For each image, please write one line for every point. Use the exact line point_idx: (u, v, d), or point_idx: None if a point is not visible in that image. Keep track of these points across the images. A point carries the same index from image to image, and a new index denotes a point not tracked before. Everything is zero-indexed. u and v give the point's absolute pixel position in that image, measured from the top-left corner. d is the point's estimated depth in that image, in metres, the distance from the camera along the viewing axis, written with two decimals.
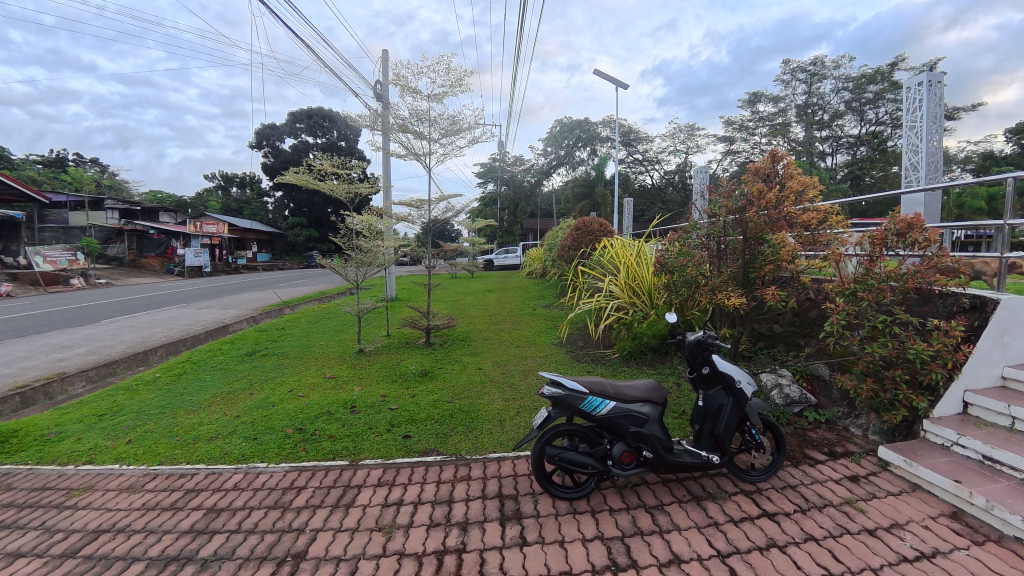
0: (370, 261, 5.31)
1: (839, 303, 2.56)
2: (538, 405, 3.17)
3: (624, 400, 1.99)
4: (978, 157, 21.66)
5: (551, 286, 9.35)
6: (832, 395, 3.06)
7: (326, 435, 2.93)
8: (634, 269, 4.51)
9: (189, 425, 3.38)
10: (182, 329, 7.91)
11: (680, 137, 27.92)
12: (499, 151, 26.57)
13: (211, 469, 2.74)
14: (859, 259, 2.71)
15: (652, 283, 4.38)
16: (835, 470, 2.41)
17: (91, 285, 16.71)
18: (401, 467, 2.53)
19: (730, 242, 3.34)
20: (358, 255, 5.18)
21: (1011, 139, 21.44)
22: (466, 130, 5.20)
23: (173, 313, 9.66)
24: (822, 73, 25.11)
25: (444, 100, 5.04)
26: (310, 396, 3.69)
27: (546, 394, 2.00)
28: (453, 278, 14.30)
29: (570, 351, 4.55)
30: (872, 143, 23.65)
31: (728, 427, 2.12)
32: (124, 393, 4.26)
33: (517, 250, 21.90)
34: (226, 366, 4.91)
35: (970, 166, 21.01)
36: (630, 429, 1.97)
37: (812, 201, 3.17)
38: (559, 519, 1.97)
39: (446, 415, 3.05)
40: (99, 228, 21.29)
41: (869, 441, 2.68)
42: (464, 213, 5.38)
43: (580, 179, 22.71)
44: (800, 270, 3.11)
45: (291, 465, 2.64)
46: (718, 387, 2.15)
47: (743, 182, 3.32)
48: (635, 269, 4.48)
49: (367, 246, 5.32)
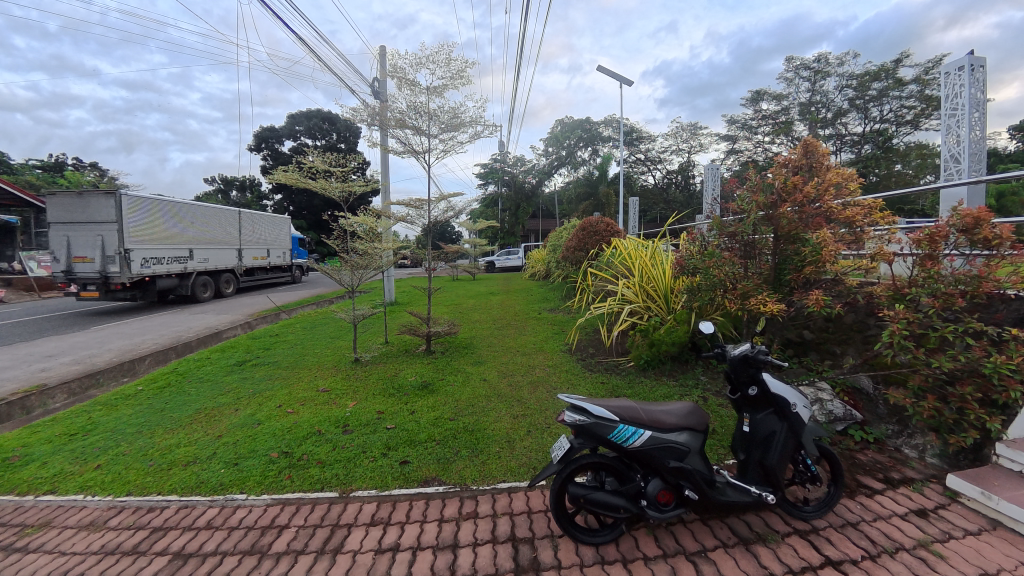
0: (365, 264, 4.99)
1: (898, 309, 2.23)
2: (550, 424, 2.85)
3: (660, 429, 1.67)
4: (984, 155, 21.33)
5: (556, 288, 9.03)
6: (878, 411, 2.74)
7: (314, 461, 2.61)
8: (649, 271, 4.20)
9: (166, 447, 3.07)
10: (173, 337, 7.61)
11: (683, 136, 27.64)
12: (500, 152, 26.31)
13: (183, 502, 2.42)
14: (915, 259, 2.39)
15: (669, 286, 4.08)
16: (898, 502, 2.09)
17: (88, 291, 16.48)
18: (397, 500, 2.21)
19: (759, 241, 3.03)
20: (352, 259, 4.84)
21: (1017, 136, 21.12)
22: (467, 125, 4.89)
23: (168, 318, 9.39)
24: (826, 71, 24.81)
25: (444, 92, 4.73)
26: (299, 413, 3.37)
27: (568, 422, 1.69)
28: (455, 281, 13.99)
29: (581, 359, 4.23)
30: (878, 141, 23.32)
31: (781, 458, 1.80)
32: (100, 409, 3.94)
33: (518, 253, 21.58)
34: (214, 378, 4.59)
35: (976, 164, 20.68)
36: (669, 464, 1.66)
37: (853, 195, 2.86)
38: (585, 571, 1.65)
39: (449, 436, 2.73)
40: None
41: (927, 465, 2.36)
42: (466, 212, 5.05)
43: (581, 179, 22.38)
44: (841, 271, 2.80)
45: (273, 498, 2.33)
46: (768, 410, 1.84)
47: (775, 175, 3.00)
48: (650, 271, 4.17)
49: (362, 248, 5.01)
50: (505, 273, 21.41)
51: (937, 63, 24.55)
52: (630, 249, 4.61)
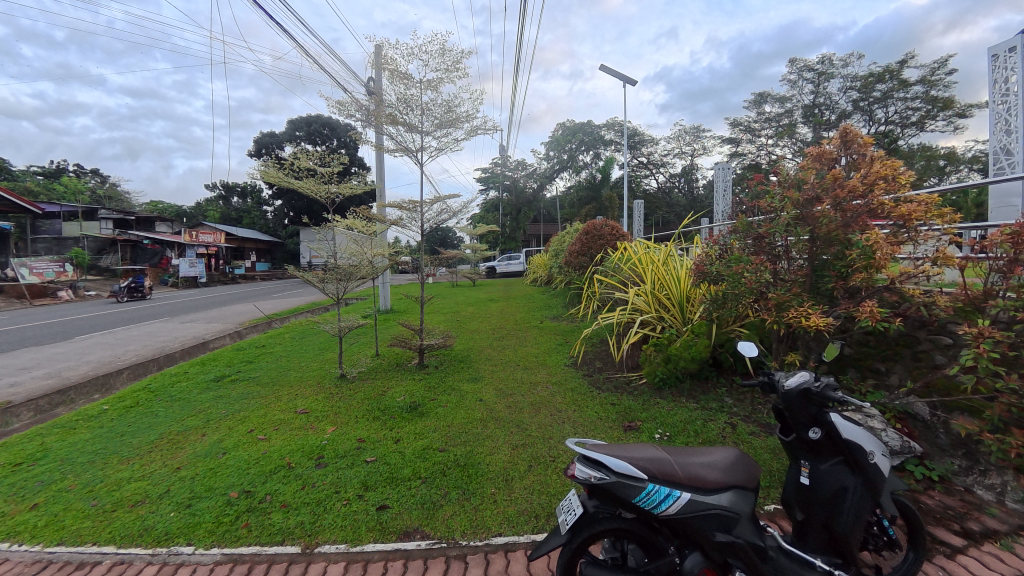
0: (350, 274, 4.60)
1: (978, 325, 1.85)
2: (555, 457, 2.46)
3: (701, 490, 1.30)
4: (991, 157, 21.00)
5: (558, 295, 8.65)
6: (938, 441, 2.35)
7: (278, 503, 2.23)
8: (662, 278, 3.87)
9: (116, 482, 2.68)
10: (156, 348, 7.21)
11: (685, 139, 27.33)
12: (501, 156, 26.03)
13: (120, 556, 2.04)
14: (994, 264, 2.00)
15: (684, 293, 3.74)
16: (987, 565, 1.70)
17: (81, 298, 16.14)
18: (371, 559, 1.82)
19: (794, 246, 2.66)
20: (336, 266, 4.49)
21: None
22: (464, 120, 4.53)
23: (155, 327, 9.00)
24: (830, 73, 24.54)
25: (439, 85, 4.37)
26: (272, 440, 2.99)
27: (580, 480, 1.32)
28: (454, 287, 13.60)
29: (588, 375, 3.84)
30: (883, 144, 22.97)
31: (854, 522, 1.41)
32: (57, 433, 3.55)
33: (520, 258, 21.20)
34: (186, 396, 4.20)
35: (982, 166, 20.39)
36: (712, 536, 1.28)
37: (904, 190, 2.48)
38: None
39: (437, 472, 2.35)
40: (93, 239, 20.91)
41: (1010, 513, 1.97)
42: (463, 213, 4.69)
43: (584, 182, 22.02)
44: (895, 278, 2.41)
45: (224, 553, 1.94)
46: (837, 459, 1.45)
47: (811, 170, 2.63)
48: (663, 277, 3.85)
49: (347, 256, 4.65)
50: (506, 277, 21.00)
51: (941, 64, 24.27)
52: (641, 255, 4.29)
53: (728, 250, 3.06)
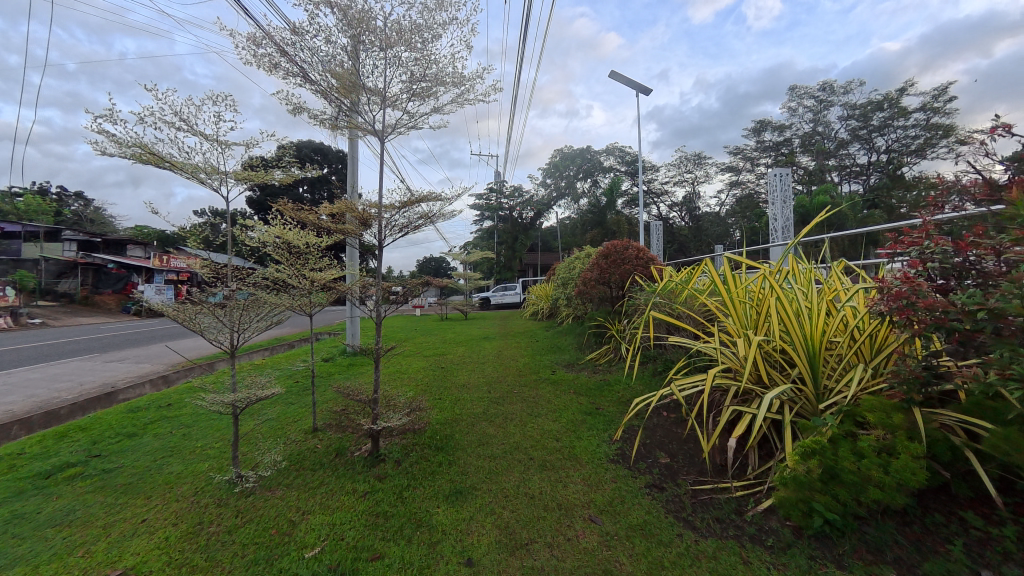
0: (269, 310, 2.61)
1: None
2: None
3: None
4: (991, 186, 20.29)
5: (566, 332, 7.08)
6: None
7: None
8: (783, 323, 2.32)
9: None
10: (43, 400, 5.42)
11: (686, 167, 26.48)
12: (496, 182, 24.95)
13: None
14: None
15: (820, 353, 2.24)
16: None
17: (20, 326, 14.19)
18: None
19: None
20: (245, 302, 2.41)
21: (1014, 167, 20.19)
22: (449, 79, 2.93)
23: (66, 367, 7.19)
24: (830, 101, 24.07)
25: (409, 19, 2.79)
26: None
27: None
28: (442, 321, 11.98)
29: (658, 488, 2.22)
30: (887, 171, 22.24)
31: None
32: None
33: (517, 288, 19.69)
34: None
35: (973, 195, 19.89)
36: None
37: None
38: None
39: None
40: (52, 263, 19.15)
41: None
42: (443, 217, 3.09)
43: (585, 207, 20.85)
44: None
45: None
46: None
47: None
48: (786, 322, 2.29)
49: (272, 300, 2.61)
50: (501, 308, 19.52)
51: (939, 93, 23.95)
52: (731, 282, 2.69)
53: (997, 273, 1.51)
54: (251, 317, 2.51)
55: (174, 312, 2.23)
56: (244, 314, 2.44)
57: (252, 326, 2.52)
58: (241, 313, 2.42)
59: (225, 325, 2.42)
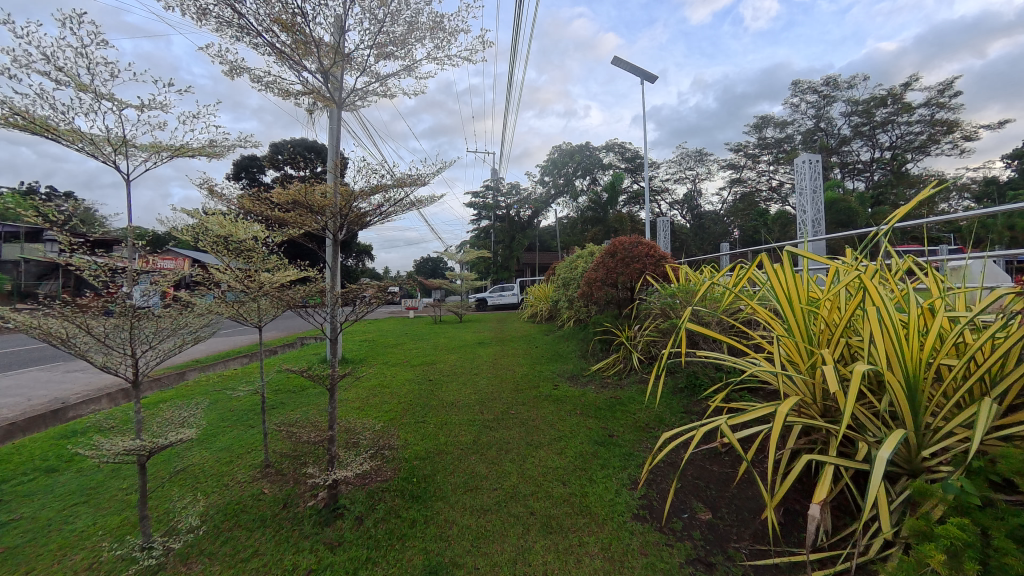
0: (180, 325, 2.01)
1: None
2: None
3: None
4: (996, 183, 19.83)
5: (568, 337, 6.53)
6: None
7: None
8: (885, 342, 1.69)
9: None
10: None
11: (686, 164, 25.95)
12: (493, 180, 24.35)
13: None
14: None
15: (927, 380, 1.66)
16: None
17: None
18: None
19: None
20: (138, 315, 1.80)
21: (1012, 164, 19.82)
22: (425, 29, 2.34)
23: (21, 378, 6.55)
24: (833, 97, 23.55)
25: None
26: None
27: None
28: (436, 324, 11.44)
29: (705, 564, 1.64)
30: (890, 168, 21.78)
31: None
32: None
33: (515, 288, 19.16)
34: None
35: (975, 193, 19.46)
36: None
37: None
38: None
39: None
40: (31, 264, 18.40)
41: None
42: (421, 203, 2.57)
43: (584, 205, 20.27)
44: None
45: None
46: None
47: None
48: (891, 342, 1.66)
49: (179, 315, 2.00)
50: (498, 309, 18.99)
51: (943, 88, 23.46)
52: (799, 282, 2.00)
53: None
54: (155, 335, 1.92)
55: (36, 328, 1.61)
56: (139, 331, 1.83)
57: (156, 347, 1.94)
58: (133, 330, 1.81)
59: (113, 345, 1.80)
